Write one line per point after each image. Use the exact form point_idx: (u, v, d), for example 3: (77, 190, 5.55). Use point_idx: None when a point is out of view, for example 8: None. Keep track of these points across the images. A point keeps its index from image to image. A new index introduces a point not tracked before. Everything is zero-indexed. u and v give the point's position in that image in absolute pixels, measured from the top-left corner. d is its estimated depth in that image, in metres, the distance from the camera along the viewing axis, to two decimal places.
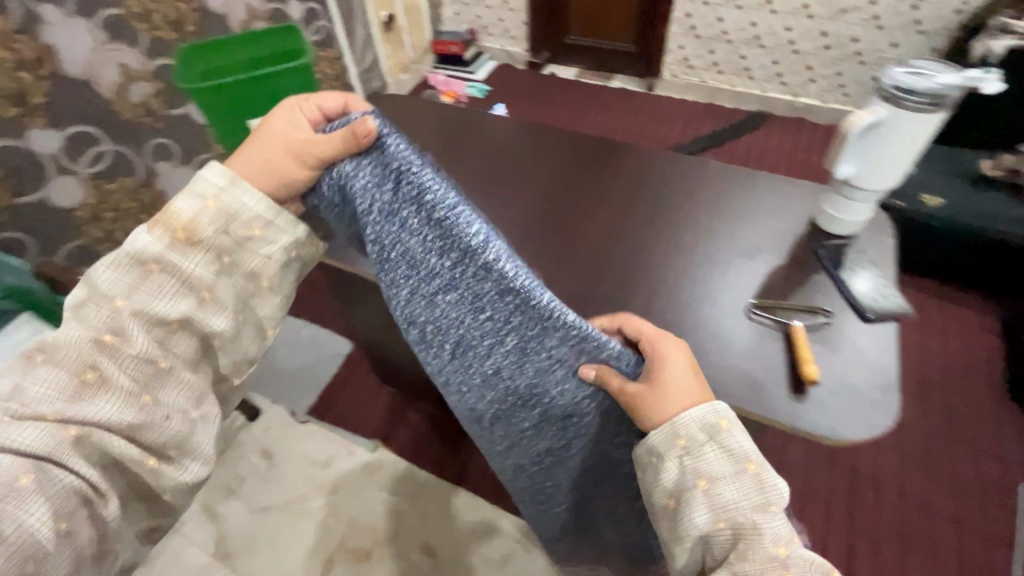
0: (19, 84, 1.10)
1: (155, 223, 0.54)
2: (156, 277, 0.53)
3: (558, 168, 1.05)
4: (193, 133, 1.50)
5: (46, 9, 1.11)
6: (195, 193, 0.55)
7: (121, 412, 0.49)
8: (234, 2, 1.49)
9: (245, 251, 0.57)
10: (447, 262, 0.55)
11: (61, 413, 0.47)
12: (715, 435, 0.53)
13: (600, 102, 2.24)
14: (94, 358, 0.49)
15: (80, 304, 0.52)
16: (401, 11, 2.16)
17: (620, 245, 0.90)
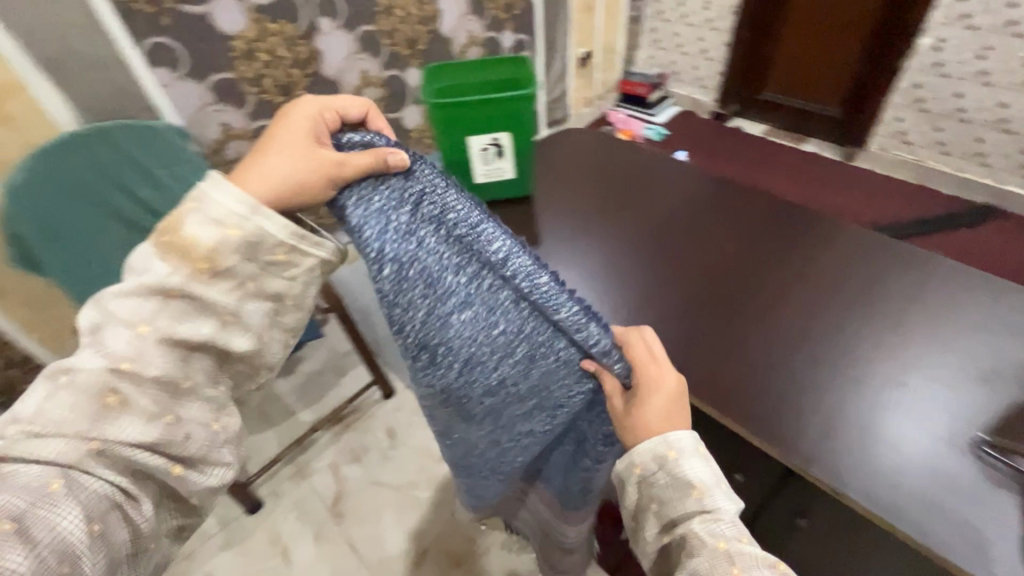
0: (289, 78, 1.35)
1: (172, 250, 0.57)
2: (176, 301, 0.57)
3: (728, 235, 0.97)
4: (399, 134, 1.70)
5: (324, 21, 1.34)
6: (210, 220, 0.57)
7: (146, 429, 0.54)
8: (461, 27, 1.66)
9: (273, 274, 0.60)
10: (463, 278, 0.62)
11: (83, 432, 0.52)
12: (666, 462, 0.61)
13: (791, 163, 2.06)
14: (111, 380, 0.54)
15: (97, 328, 0.57)
16: (599, 49, 2.23)
17: (771, 324, 0.83)
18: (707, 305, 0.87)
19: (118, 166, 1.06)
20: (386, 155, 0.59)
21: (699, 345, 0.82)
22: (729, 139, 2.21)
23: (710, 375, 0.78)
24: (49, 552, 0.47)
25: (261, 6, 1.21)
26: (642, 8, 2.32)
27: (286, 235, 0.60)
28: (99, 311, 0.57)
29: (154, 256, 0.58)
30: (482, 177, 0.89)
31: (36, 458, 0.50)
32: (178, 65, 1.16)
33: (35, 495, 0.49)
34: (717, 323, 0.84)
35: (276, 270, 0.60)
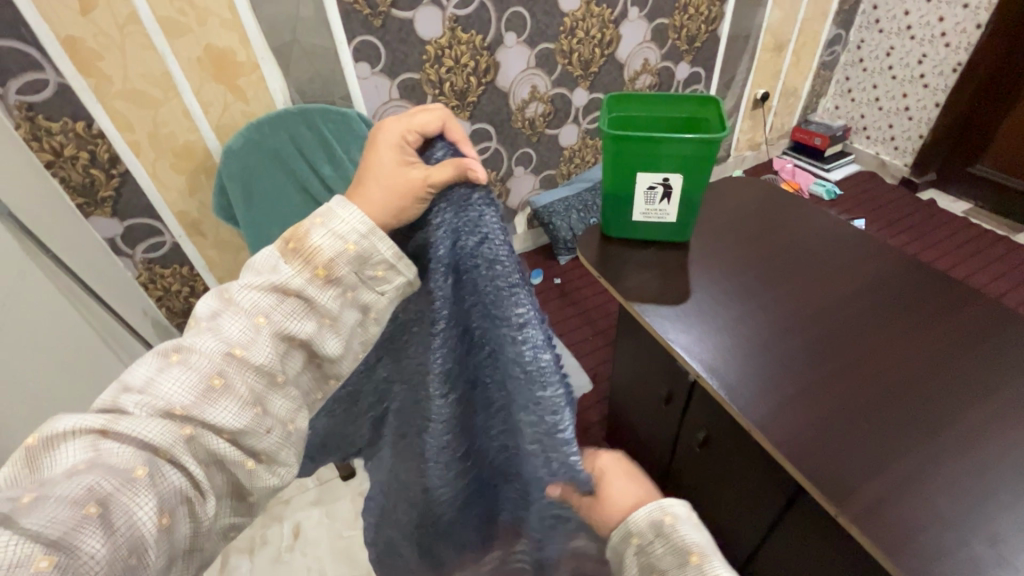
0: (466, 85, 1.42)
1: (291, 253, 0.50)
2: (290, 300, 0.49)
3: (896, 319, 0.73)
4: (553, 150, 1.72)
5: (509, 36, 1.39)
6: (335, 233, 0.50)
7: (240, 415, 0.45)
8: (638, 54, 1.63)
9: (369, 288, 0.52)
10: (494, 312, 0.52)
11: (187, 411, 0.43)
12: (664, 528, 0.44)
13: (994, 256, 1.72)
14: (220, 363, 0.45)
15: (217, 314, 0.48)
16: (779, 92, 2.07)
17: (968, 435, 0.60)
18: (867, 385, 0.66)
19: (308, 144, 1.18)
20: (473, 173, 0.51)
21: (843, 429, 0.62)
22: (917, 212, 1.93)
23: (846, 471, 0.58)
24: (122, 545, 0.36)
25: (457, 17, 1.29)
26: (838, 54, 2.11)
27: (392, 256, 0.51)
28: (223, 302, 0.49)
29: (277, 258, 0.50)
30: (639, 215, 0.86)
31: (130, 437, 0.40)
32: (378, 62, 1.28)
33: (118, 477, 0.38)
34: (881, 415, 0.63)
35: (369, 286, 0.52)
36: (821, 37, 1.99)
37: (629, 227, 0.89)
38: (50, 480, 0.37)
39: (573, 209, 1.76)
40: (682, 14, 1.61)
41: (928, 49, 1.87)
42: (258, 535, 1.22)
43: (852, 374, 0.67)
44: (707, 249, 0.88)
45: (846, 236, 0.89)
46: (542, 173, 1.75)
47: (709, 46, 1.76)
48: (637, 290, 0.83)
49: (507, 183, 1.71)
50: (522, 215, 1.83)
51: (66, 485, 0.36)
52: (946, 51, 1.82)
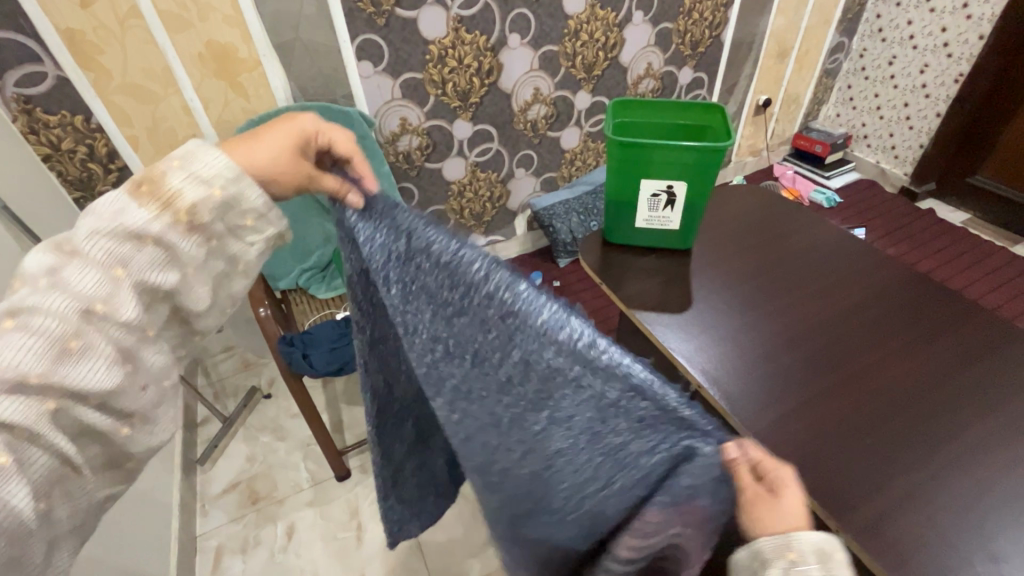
0: (469, 85, 1.41)
1: (144, 195, 0.42)
2: (149, 248, 0.42)
3: (898, 333, 0.73)
4: (554, 153, 1.71)
5: (513, 38, 1.39)
6: (197, 176, 0.43)
7: (109, 376, 0.39)
8: (641, 59, 1.63)
9: (235, 237, 0.46)
10: (452, 294, 0.42)
11: (43, 379, 0.37)
12: (828, 562, 0.36)
13: (992, 267, 1.72)
14: (76, 325, 0.39)
15: (53, 270, 0.39)
16: (781, 99, 2.07)
17: (972, 452, 0.60)
18: (876, 398, 0.65)
19: None
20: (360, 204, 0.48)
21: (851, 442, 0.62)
22: (917, 223, 1.93)
23: (853, 490, 0.58)
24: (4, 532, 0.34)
25: (462, 17, 1.29)
26: (841, 62, 2.12)
27: (262, 204, 0.46)
28: (62, 256, 0.40)
29: (126, 201, 0.42)
30: (643, 222, 0.86)
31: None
32: (380, 61, 1.27)
33: None
34: (888, 430, 0.62)
35: (236, 235, 0.47)
36: (823, 44, 1.99)
37: (630, 234, 0.89)
38: None
39: (574, 212, 1.75)
40: (687, 18, 1.61)
41: (930, 58, 1.87)
42: (250, 536, 1.21)
43: (857, 387, 0.67)
44: (708, 258, 0.88)
45: (846, 244, 0.89)
46: (543, 175, 1.75)
47: (712, 52, 1.75)
48: (637, 298, 0.82)
49: (508, 185, 1.70)
50: (522, 217, 1.83)
51: None
52: (949, 61, 1.82)
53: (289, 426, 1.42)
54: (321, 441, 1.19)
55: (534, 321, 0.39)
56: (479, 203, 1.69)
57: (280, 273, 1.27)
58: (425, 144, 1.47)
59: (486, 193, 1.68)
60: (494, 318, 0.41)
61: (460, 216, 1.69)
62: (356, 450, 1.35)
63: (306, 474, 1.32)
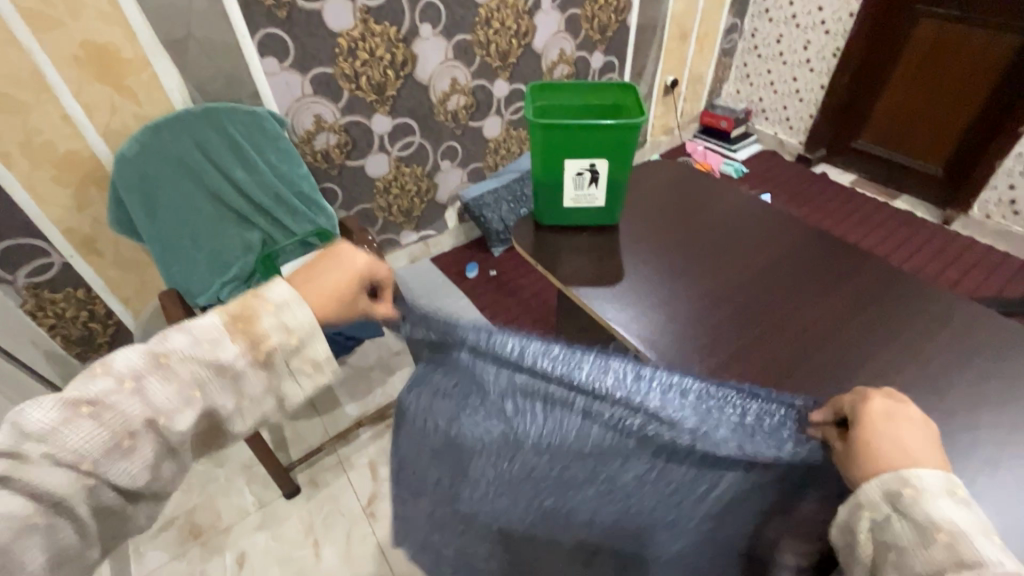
0: (383, 78, 1.38)
1: (237, 328, 0.49)
2: (224, 378, 0.48)
3: (795, 281, 0.81)
4: (478, 142, 1.71)
5: (425, 27, 1.36)
6: (283, 320, 0.50)
7: (138, 479, 0.44)
8: (553, 45, 1.66)
9: (293, 378, 0.52)
10: (501, 386, 0.52)
11: (89, 468, 0.42)
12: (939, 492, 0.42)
13: (879, 220, 1.93)
14: (139, 428, 0.44)
15: (139, 375, 0.44)
16: (686, 79, 2.18)
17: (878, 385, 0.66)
18: (784, 334, 0.74)
19: (215, 146, 1.09)
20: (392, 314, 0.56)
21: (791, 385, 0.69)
22: (815, 186, 2.11)
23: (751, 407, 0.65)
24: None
25: (368, 8, 1.25)
26: (736, 42, 2.26)
27: (325, 355, 0.53)
28: (151, 363, 0.45)
29: (222, 333, 0.48)
30: (570, 202, 0.88)
31: (24, 481, 0.40)
32: (286, 56, 1.21)
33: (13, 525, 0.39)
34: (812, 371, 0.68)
35: (293, 368, 0.51)
36: (719, 26, 2.12)
37: (559, 214, 0.91)
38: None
39: (503, 200, 1.73)
40: (593, 4, 1.65)
41: (811, 36, 2.05)
42: (197, 571, 1.13)
43: (766, 328, 0.74)
44: (634, 232, 0.91)
45: (753, 208, 0.97)
46: (469, 165, 1.74)
47: (620, 36, 1.82)
48: (573, 276, 0.84)
49: (435, 178, 1.68)
50: (452, 209, 1.81)
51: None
52: (827, 37, 2.01)
53: (226, 450, 1.33)
54: (263, 460, 1.13)
55: (586, 381, 0.50)
56: (407, 198, 1.66)
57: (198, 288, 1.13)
58: (344, 141, 1.42)
59: (413, 188, 1.65)
60: (545, 389, 0.51)
61: (389, 213, 1.65)
62: (304, 465, 1.30)
63: (252, 497, 1.25)
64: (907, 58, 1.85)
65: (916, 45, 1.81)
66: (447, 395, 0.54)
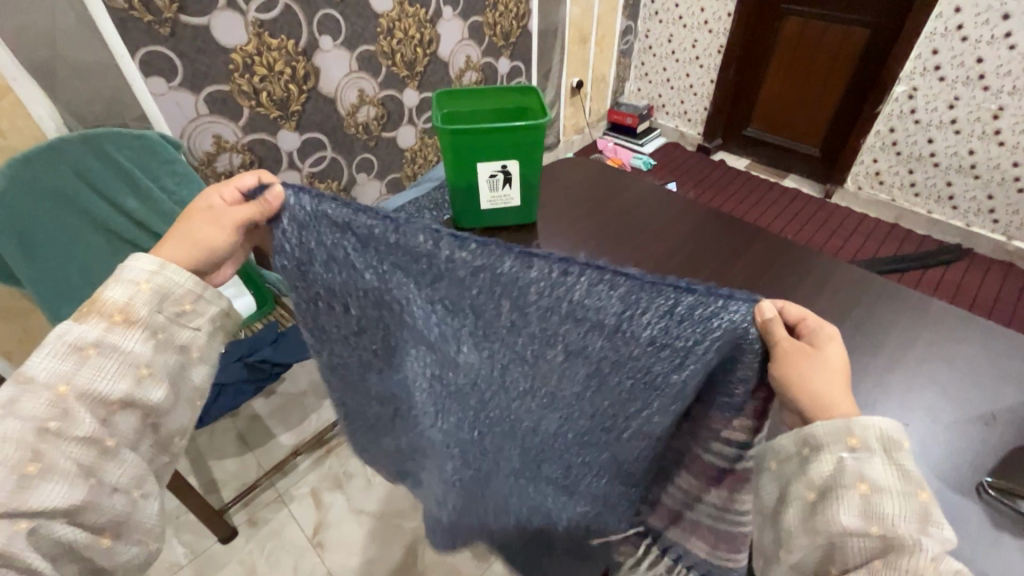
0: (286, 93, 1.33)
1: (83, 311, 0.48)
2: (94, 357, 0.46)
3: (704, 260, 0.88)
4: (393, 153, 1.70)
5: (325, 40, 1.33)
6: (124, 278, 0.49)
7: (72, 494, 0.42)
8: (459, 52, 1.68)
9: (180, 326, 0.51)
10: (417, 270, 0.50)
11: (5, 505, 0.39)
12: (892, 448, 0.42)
13: (770, 199, 2.12)
14: (33, 448, 0.42)
15: (10, 401, 0.43)
16: (591, 79, 2.29)
17: None
18: None
19: (99, 175, 1.00)
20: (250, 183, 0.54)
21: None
22: (717, 173, 2.28)
23: None
24: None
25: (262, 21, 1.20)
26: (632, 43, 2.40)
27: (195, 285, 0.52)
28: (20, 385, 0.44)
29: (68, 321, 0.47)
30: (487, 204, 0.90)
31: None
32: (175, 75, 1.14)
33: None
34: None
35: (177, 320, 0.51)
36: (615, 28, 2.24)
37: (478, 215, 0.92)
38: None
39: None
40: (494, 11, 1.69)
41: (697, 34, 2.22)
42: None
43: None
44: (554, 227, 0.95)
45: (662, 196, 1.04)
46: (387, 177, 1.72)
47: (523, 41, 1.88)
48: None
49: (352, 192, 1.65)
50: None
51: None
52: (711, 36, 2.18)
53: None
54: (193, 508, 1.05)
55: (488, 277, 0.49)
56: None
57: None
58: (248, 161, 1.35)
59: None
60: (465, 273, 0.50)
61: None
62: (239, 505, 1.22)
63: (183, 548, 1.16)
64: (779, 51, 2.05)
65: (786, 39, 2.01)
66: (368, 267, 0.50)
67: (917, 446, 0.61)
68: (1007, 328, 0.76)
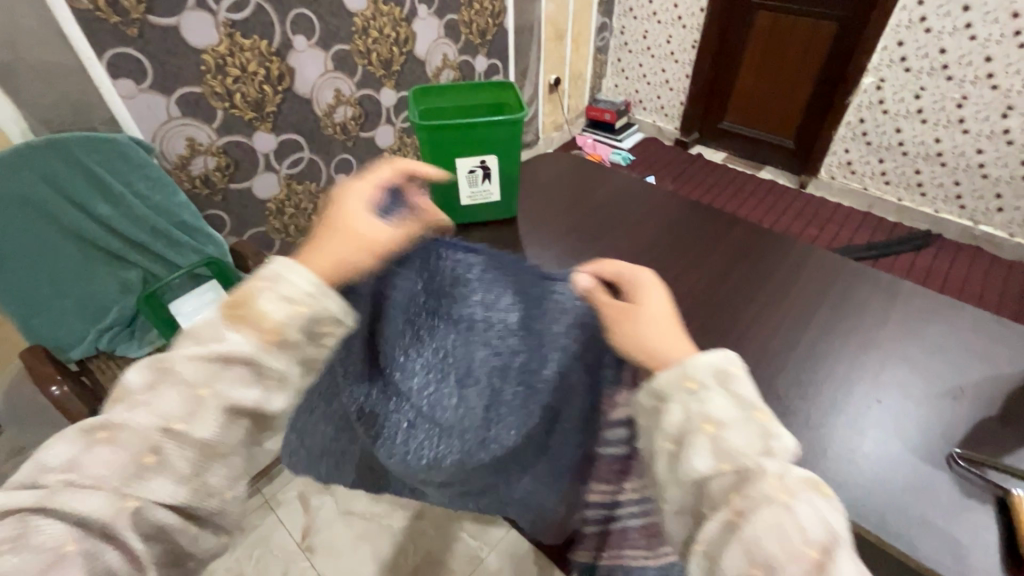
0: (260, 94, 1.31)
1: (236, 319, 0.43)
2: (235, 367, 0.41)
3: (680, 250, 0.90)
4: (372, 153, 1.69)
5: (299, 39, 1.32)
6: (281, 295, 0.43)
7: (178, 492, 0.38)
8: (435, 51, 1.68)
9: (317, 346, 0.45)
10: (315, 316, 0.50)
11: (118, 487, 0.36)
12: (725, 379, 0.45)
13: (744, 190, 2.16)
14: (156, 438, 0.38)
15: (151, 388, 0.40)
16: (568, 77, 2.30)
17: (759, 325, 0.76)
18: (679, 294, 0.81)
19: (70, 181, 0.97)
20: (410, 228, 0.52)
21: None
22: (692, 166, 2.32)
23: None
24: None
25: (233, 21, 1.18)
26: (608, 39, 2.42)
27: (341, 312, 0.45)
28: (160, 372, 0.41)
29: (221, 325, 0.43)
30: (467, 199, 0.90)
31: (56, 511, 0.35)
32: (144, 77, 1.12)
33: (42, 559, 0.33)
34: (708, 327, 0.75)
35: (315, 341, 0.44)
36: (591, 25, 2.25)
37: (458, 212, 0.92)
38: None
39: None
40: (469, 10, 1.69)
41: (671, 30, 2.25)
42: None
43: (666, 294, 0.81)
44: (533, 221, 0.96)
45: (639, 187, 1.05)
46: None
47: (499, 39, 1.88)
48: None
49: None
50: None
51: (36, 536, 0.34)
52: (684, 31, 2.21)
53: None
54: None
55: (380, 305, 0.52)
56: (305, 216, 1.59)
57: (70, 340, 1.04)
58: (224, 163, 1.33)
59: (309, 205, 1.59)
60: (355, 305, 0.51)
61: (287, 235, 1.58)
62: None
63: None
64: (752, 45, 2.09)
65: (757, 34, 2.05)
66: None
67: (889, 420, 0.63)
68: (971, 306, 0.79)
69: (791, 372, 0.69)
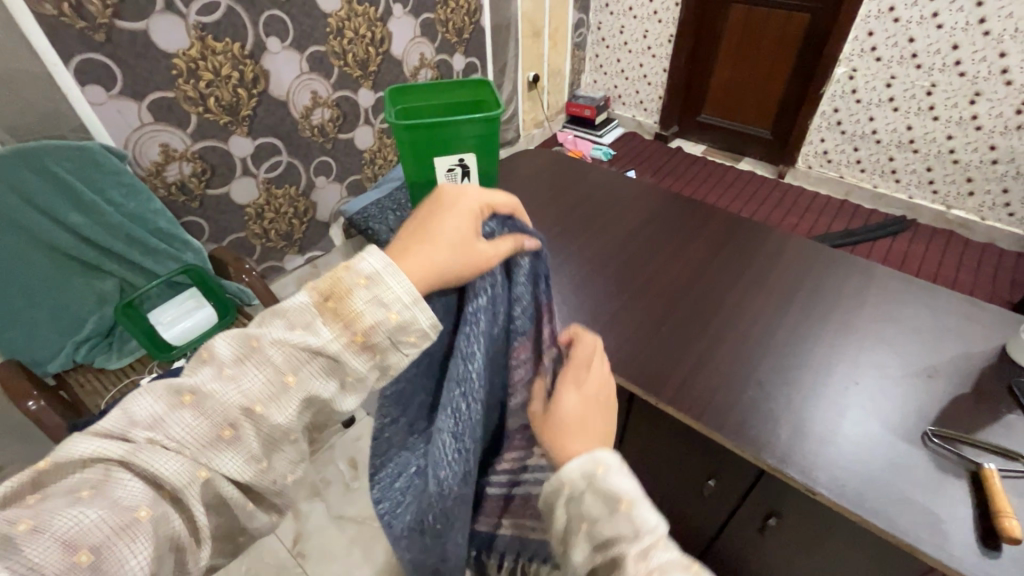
0: (235, 98, 1.29)
1: (332, 314, 0.44)
2: (320, 360, 0.43)
3: (660, 242, 0.91)
4: (352, 155, 1.67)
5: (273, 41, 1.30)
6: (379, 298, 0.44)
7: (244, 471, 0.40)
8: (412, 50, 1.67)
9: (397, 351, 0.45)
10: None
11: (196, 455, 0.38)
12: (592, 480, 0.43)
13: (724, 181, 2.18)
14: (236, 416, 0.40)
15: (240, 360, 0.41)
16: (546, 73, 2.30)
17: (740, 313, 0.77)
18: (662, 286, 0.82)
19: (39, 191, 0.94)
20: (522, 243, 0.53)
21: (688, 375, 0.68)
22: (673, 159, 2.33)
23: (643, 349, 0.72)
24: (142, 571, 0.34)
25: (204, 24, 1.16)
26: (585, 35, 2.43)
27: (430, 325, 0.46)
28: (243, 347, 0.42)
29: (313, 314, 0.43)
30: None
31: (138, 467, 0.36)
32: (114, 82, 1.09)
33: (120, 517, 0.34)
34: (689, 316, 0.76)
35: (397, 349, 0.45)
36: (567, 21, 2.26)
37: None
38: (51, 507, 0.33)
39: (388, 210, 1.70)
40: (445, 8, 1.68)
41: (648, 25, 2.26)
42: None
43: (648, 286, 0.82)
44: None
45: (619, 182, 1.06)
46: (347, 180, 1.70)
47: (476, 37, 1.87)
48: None
49: (312, 197, 1.62)
50: (336, 226, 1.75)
51: (121, 488, 0.35)
52: (660, 26, 2.23)
53: None
54: None
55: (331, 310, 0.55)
56: (285, 220, 1.57)
57: (44, 354, 1.02)
58: (200, 169, 1.31)
59: (289, 209, 1.57)
60: None
61: (268, 240, 1.56)
62: None
63: None
64: (727, 38, 2.12)
65: (732, 27, 2.08)
66: None
67: (867, 401, 0.65)
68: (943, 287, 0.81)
69: (772, 359, 0.70)
